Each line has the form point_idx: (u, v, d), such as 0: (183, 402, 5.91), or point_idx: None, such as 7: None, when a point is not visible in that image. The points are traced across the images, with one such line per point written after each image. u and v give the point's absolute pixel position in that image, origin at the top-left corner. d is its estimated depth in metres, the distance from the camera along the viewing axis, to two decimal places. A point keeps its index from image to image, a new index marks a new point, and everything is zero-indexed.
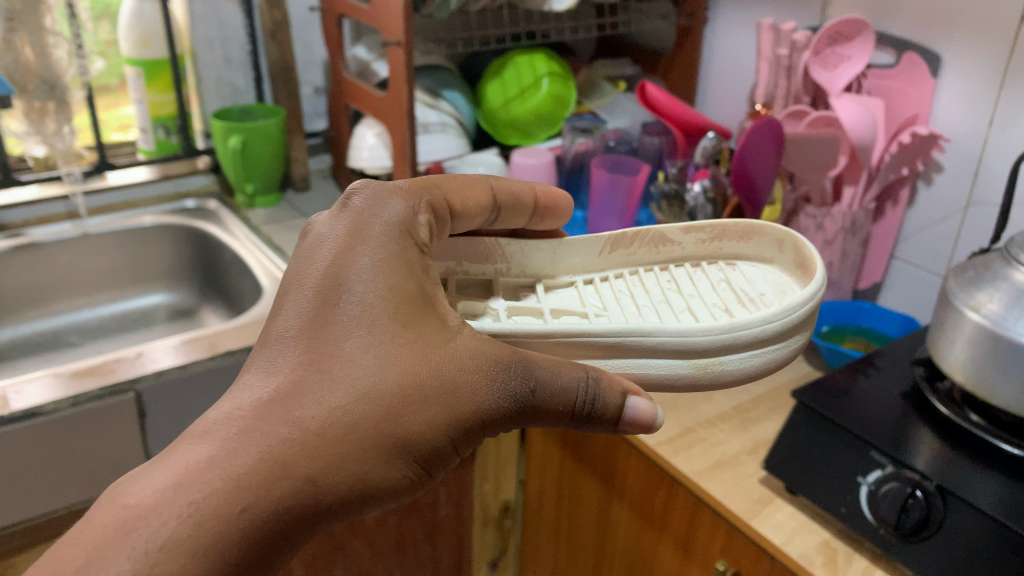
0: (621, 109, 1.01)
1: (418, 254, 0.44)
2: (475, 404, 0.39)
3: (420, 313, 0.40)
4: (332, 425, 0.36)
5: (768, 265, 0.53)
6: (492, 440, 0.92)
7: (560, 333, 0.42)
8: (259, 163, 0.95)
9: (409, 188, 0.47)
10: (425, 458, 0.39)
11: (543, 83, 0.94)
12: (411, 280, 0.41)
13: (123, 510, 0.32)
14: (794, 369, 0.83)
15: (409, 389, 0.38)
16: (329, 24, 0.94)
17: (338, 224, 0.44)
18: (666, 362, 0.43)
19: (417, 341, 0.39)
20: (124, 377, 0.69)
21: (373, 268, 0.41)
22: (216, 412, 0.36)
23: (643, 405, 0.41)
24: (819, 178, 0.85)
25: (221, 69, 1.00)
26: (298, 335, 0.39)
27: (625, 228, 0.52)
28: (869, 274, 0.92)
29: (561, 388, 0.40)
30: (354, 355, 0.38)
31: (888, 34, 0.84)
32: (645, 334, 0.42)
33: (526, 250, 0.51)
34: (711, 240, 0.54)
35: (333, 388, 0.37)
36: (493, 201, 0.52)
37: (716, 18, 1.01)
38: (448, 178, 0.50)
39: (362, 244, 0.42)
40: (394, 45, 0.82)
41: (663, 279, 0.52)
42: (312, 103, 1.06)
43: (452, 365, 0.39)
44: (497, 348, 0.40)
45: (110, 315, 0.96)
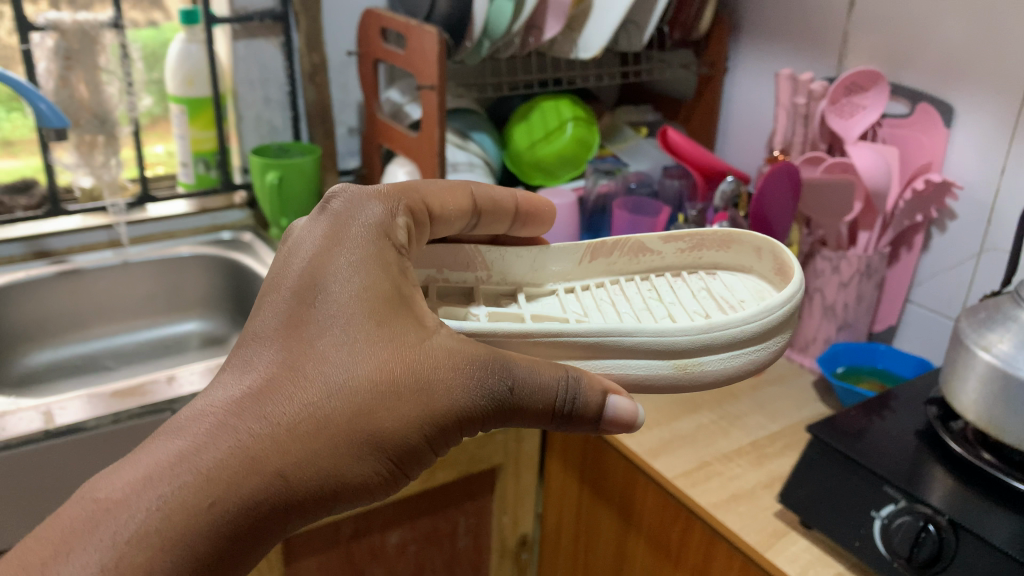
0: (643, 154, 1.05)
1: (396, 255, 0.46)
2: (452, 400, 0.42)
3: (397, 311, 0.43)
4: (301, 422, 0.40)
5: (747, 273, 0.56)
6: (512, 474, 0.93)
7: (539, 333, 0.45)
8: (295, 199, 0.99)
9: (389, 192, 0.49)
10: (399, 454, 0.42)
11: (567, 127, 0.98)
12: (387, 280, 0.44)
13: (93, 504, 0.37)
14: (810, 407, 0.84)
15: (383, 386, 0.41)
16: (365, 68, 0.99)
17: (317, 227, 0.46)
18: (647, 364, 0.46)
19: (394, 341, 0.42)
20: (162, 397, 0.72)
21: (355, 269, 0.44)
22: (191, 409, 0.40)
23: (624, 405, 0.43)
24: (835, 223, 0.87)
25: (260, 109, 1.04)
26: (273, 334, 0.42)
27: (606, 238, 0.56)
28: (884, 317, 0.94)
29: (539, 387, 0.42)
30: (329, 353, 0.41)
31: (903, 86, 0.87)
32: (626, 334, 0.45)
33: (506, 257, 0.55)
34: (691, 249, 0.57)
35: (306, 387, 0.40)
36: (473, 206, 0.55)
37: (736, 68, 1.05)
38: (428, 182, 0.53)
39: (342, 248, 0.45)
40: (427, 88, 0.86)
41: (645, 288, 0.56)
42: (345, 143, 1.10)
43: (427, 363, 0.42)
44: (473, 348, 0.42)
45: (145, 341, 1.00)
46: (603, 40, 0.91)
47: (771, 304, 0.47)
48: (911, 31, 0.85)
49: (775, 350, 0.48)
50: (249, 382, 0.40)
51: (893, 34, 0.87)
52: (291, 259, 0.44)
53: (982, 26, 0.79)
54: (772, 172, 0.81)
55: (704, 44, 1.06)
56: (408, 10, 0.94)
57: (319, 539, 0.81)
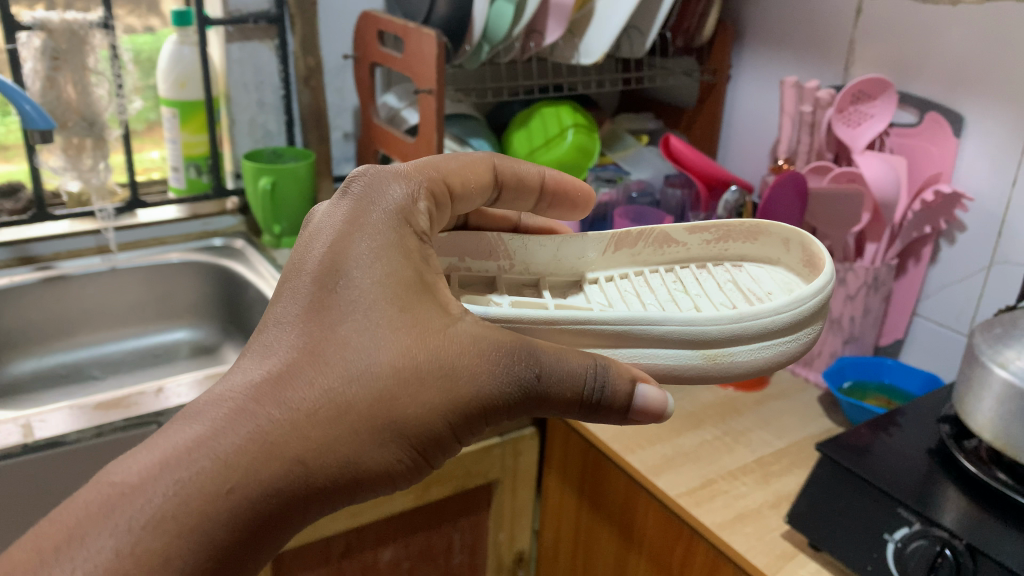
0: (644, 162, 1.03)
1: (417, 242, 0.47)
2: (476, 386, 0.42)
3: (420, 298, 0.43)
4: (321, 408, 0.39)
5: (774, 264, 0.60)
6: (507, 489, 0.91)
7: (564, 320, 0.46)
8: (290, 207, 0.97)
9: (409, 173, 0.50)
10: (422, 442, 0.42)
11: (568, 134, 0.96)
12: (408, 268, 0.44)
13: (108, 487, 0.37)
14: (816, 424, 0.82)
15: (406, 372, 0.41)
16: (362, 72, 0.97)
17: (338, 214, 0.47)
18: (676, 353, 0.47)
19: (418, 327, 0.42)
20: (148, 410, 0.69)
21: (378, 255, 0.44)
22: (210, 394, 0.40)
23: (652, 393, 0.44)
24: (842, 234, 0.83)
25: (255, 113, 1.01)
26: (294, 320, 0.42)
27: (630, 229, 0.60)
28: (891, 330, 0.92)
29: (567, 374, 0.43)
30: (352, 339, 0.41)
31: (911, 94, 0.85)
32: (654, 323, 0.46)
33: (529, 246, 0.59)
34: (717, 240, 0.61)
35: (328, 370, 0.40)
36: (495, 179, 0.58)
37: (739, 75, 1.03)
38: (450, 158, 0.54)
39: (364, 235, 0.45)
40: (426, 93, 0.84)
41: (670, 280, 0.59)
42: (340, 149, 1.08)
43: (450, 350, 0.42)
44: (497, 335, 0.42)
45: (133, 349, 0.97)
46: (605, 45, 0.89)
47: (803, 294, 0.48)
48: (921, 39, 0.83)
49: (808, 338, 0.49)
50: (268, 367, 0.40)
51: (901, 42, 0.85)
52: (314, 244, 0.45)
53: (992, 34, 0.77)
54: (779, 180, 0.78)
55: (707, 51, 1.04)
56: (406, 13, 0.92)
57: (309, 556, 0.79)
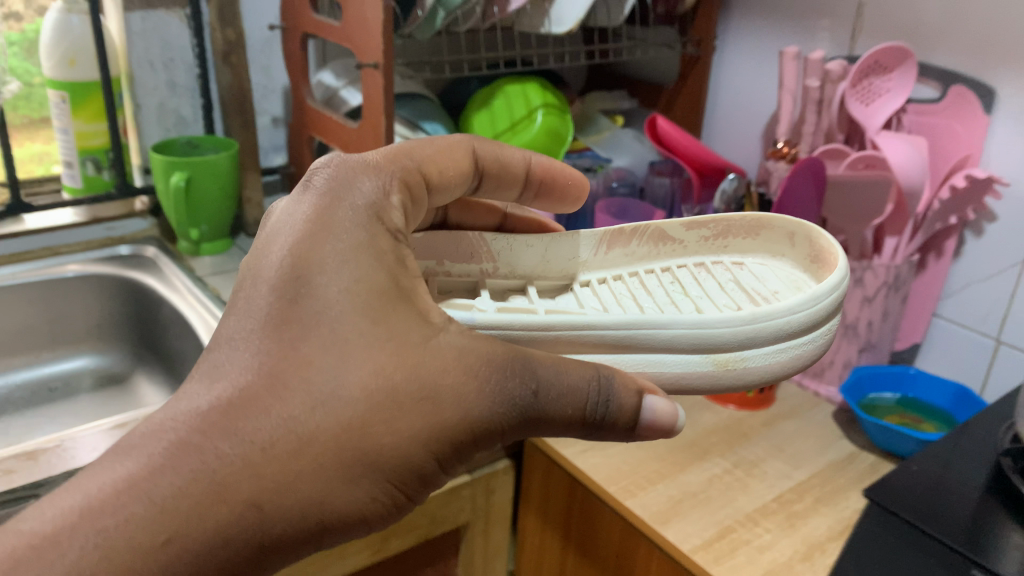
0: (622, 147, 0.90)
1: (389, 241, 0.42)
2: (461, 409, 0.38)
3: (396, 307, 0.38)
4: (279, 440, 0.35)
5: (779, 260, 0.55)
6: (480, 532, 0.78)
7: (563, 326, 0.43)
8: (207, 205, 0.83)
9: (379, 165, 0.46)
10: (402, 479, 0.37)
11: (537, 116, 0.84)
12: (380, 272, 0.39)
13: (17, 536, 0.32)
14: (836, 448, 0.71)
15: (381, 396, 0.36)
16: (293, 46, 0.82)
17: (299, 210, 0.42)
18: (683, 358, 0.44)
19: (392, 342, 0.37)
20: (25, 481, 0.55)
21: (347, 258, 0.39)
22: (148, 421, 0.35)
23: (662, 405, 0.41)
24: (859, 229, 0.73)
25: (164, 96, 0.86)
26: (248, 335, 0.37)
27: (623, 226, 0.55)
28: (906, 334, 0.81)
29: (569, 388, 0.39)
30: (317, 357, 0.36)
31: (932, 65, 0.74)
32: (660, 326, 0.43)
33: (514, 247, 0.54)
34: (716, 236, 0.56)
35: (288, 398, 0.35)
36: (474, 166, 0.55)
37: (726, 47, 0.91)
38: (426, 143, 0.51)
39: (326, 236, 0.40)
40: (371, 68, 0.69)
41: (667, 282, 0.54)
42: (269, 137, 0.93)
43: (433, 367, 0.37)
44: (487, 346, 0.39)
45: (22, 384, 0.80)
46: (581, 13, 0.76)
47: (816, 293, 0.45)
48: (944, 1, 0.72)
49: (825, 339, 0.45)
50: (216, 395, 0.35)
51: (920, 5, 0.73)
52: (269, 246, 0.40)
53: None
54: (793, 170, 0.65)
55: (690, 19, 0.91)
56: None
57: None
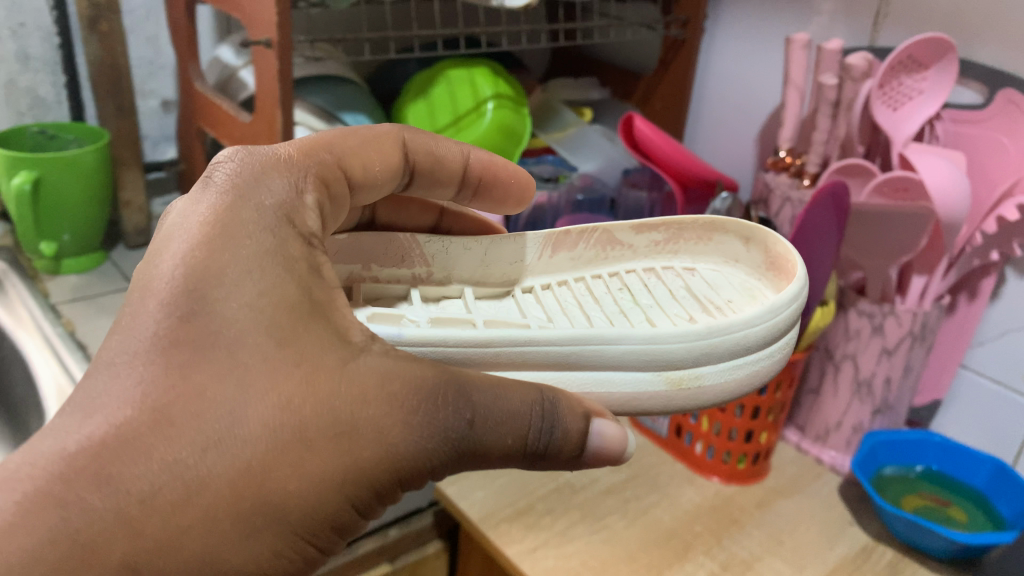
0: (590, 148, 0.75)
1: (305, 248, 0.37)
2: (383, 444, 0.34)
3: (309, 327, 0.34)
4: (164, 489, 0.30)
5: (733, 266, 0.51)
6: None
7: (501, 342, 0.38)
8: (67, 211, 0.65)
9: (293, 159, 0.41)
10: (314, 532, 0.33)
11: (487, 109, 0.68)
12: (293, 284, 0.35)
13: None
14: (846, 538, 0.57)
15: (288, 433, 0.32)
16: (178, 13, 0.65)
17: (196, 212, 0.36)
18: (635, 377, 0.40)
19: (304, 367, 0.33)
20: None
21: (253, 276, 0.34)
22: (3, 467, 0.30)
23: (610, 430, 0.37)
24: (883, 265, 0.59)
25: (15, 71, 0.68)
26: (132, 361, 0.32)
27: (569, 228, 0.50)
28: (926, 387, 0.67)
29: (505, 415, 0.35)
30: (212, 387, 0.32)
31: (975, 62, 0.58)
32: (607, 342, 0.39)
33: (450, 250, 0.49)
34: (666, 242, 0.52)
35: (175, 435, 0.31)
36: (407, 161, 0.48)
37: (716, 30, 0.76)
38: (350, 135, 0.45)
39: (230, 248, 0.35)
40: (262, 47, 0.53)
41: (615, 288, 0.49)
42: (158, 124, 0.76)
43: (348, 399, 0.33)
44: (411, 371, 0.34)
45: None
46: None
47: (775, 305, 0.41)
48: None
49: (783, 351, 0.42)
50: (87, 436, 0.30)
51: None
52: (160, 255, 0.34)
53: None
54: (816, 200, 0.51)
55: None
56: None
57: None
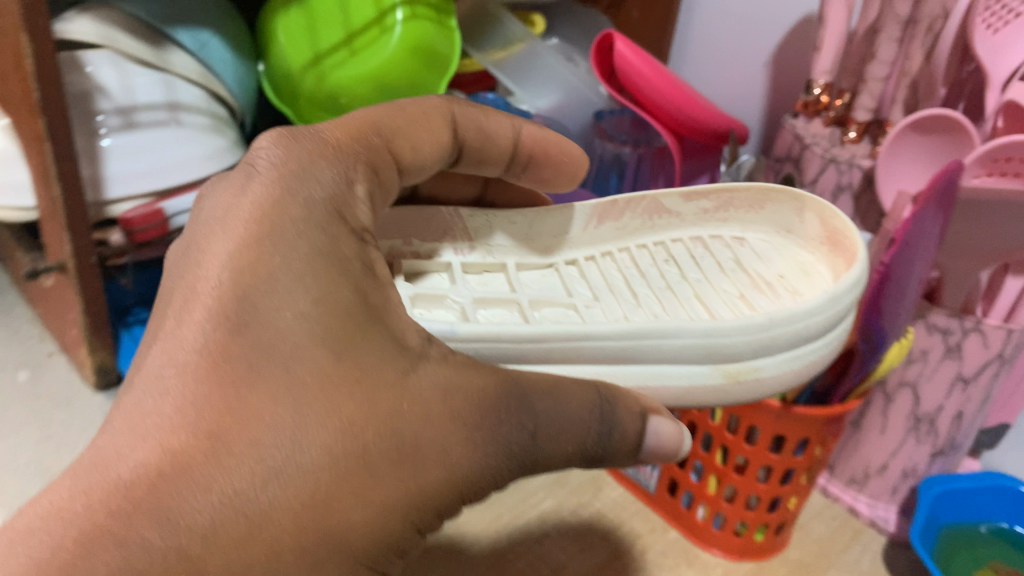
0: (547, 76, 0.54)
1: (357, 245, 0.27)
2: (447, 467, 0.24)
3: (366, 334, 0.24)
4: (224, 527, 0.21)
5: (787, 240, 0.34)
6: None
7: (557, 339, 0.26)
8: None
9: (338, 143, 0.29)
10: (381, 567, 0.24)
11: (395, 20, 0.48)
12: (347, 287, 0.25)
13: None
14: None
15: (351, 463, 0.23)
16: None
17: (239, 204, 0.27)
18: (687, 369, 0.27)
19: (365, 385, 0.23)
20: None
21: (298, 268, 0.25)
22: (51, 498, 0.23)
23: (668, 429, 0.27)
24: (973, 265, 0.40)
25: None
26: (181, 374, 0.23)
27: (618, 196, 0.34)
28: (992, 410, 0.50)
29: (568, 425, 0.25)
30: (269, 408, 0.22)
31: None
32: (659, 338, 0.26)
33: (495, 227, 0.34)
34: (715, 211, 0.35)
35: (234, 467, 0.22)
36: (454, 141, 0.34)
37: None
38: (394, 111, 0.32)
39: (277, 244, 0.25)
40: None
41: (659, 260, 0.34)
42: None
43: (416, 411, 0.24)
44: (475, 380, 0.25)
45: None
46: None
47: (838, 289, 0.28)
48: None
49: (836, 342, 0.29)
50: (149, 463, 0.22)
51: None
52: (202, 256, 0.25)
53: None
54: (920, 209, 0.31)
55: None
56: None
57: None
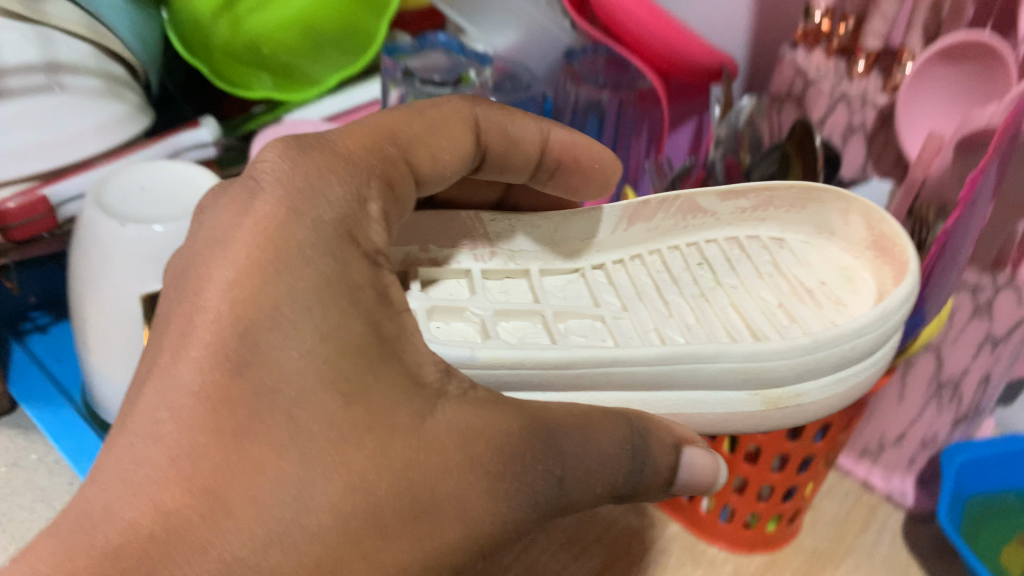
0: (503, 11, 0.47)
1: (369, 273, 0.23)
2: (468, 523, 0.20)
3: (379, 375, 0.21)
4: None
5: (828, 243, 0.32)
6: None
7: (586, 363, 0.23)
8: None
9: (348, 155, 0.25)
10: None
11: None
12: (359, 325, 0.21)
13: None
14: None
15: (361, 523, 0.19)
16: None
17: (234, 224, 0.23)
18: (724, 395, 0.24)
19: (375, 432, 0.20)
20: None
21: (306, 298, 0.21)
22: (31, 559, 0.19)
23: (701, 459, 0.24)
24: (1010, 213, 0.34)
25: None
26: (177, 421, 0.20)
27: (651, 195, 0.30)
28: None
29: (596, 464, 0.22)
30: (272, 462, 0.19)
31: None
32: (698, 362, 0.23)
33: (517, 231, 0.30)
34: (751, 210, 0.32)
35: (233, 530, 0.19)
36: (478, 147, 0.30)
37: None
38: (413, 115, 0.27)
39: (274, 276, 0.21)
40: None
41: (692, 263, 0.30)
42: None
43: (435, 460, 0.20)
44: (496, 420, 0.21)
45: None
46: None
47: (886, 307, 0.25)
48: None
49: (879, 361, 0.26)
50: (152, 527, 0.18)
51: None
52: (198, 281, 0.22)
53: None
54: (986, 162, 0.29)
55: None
56: None
57: None
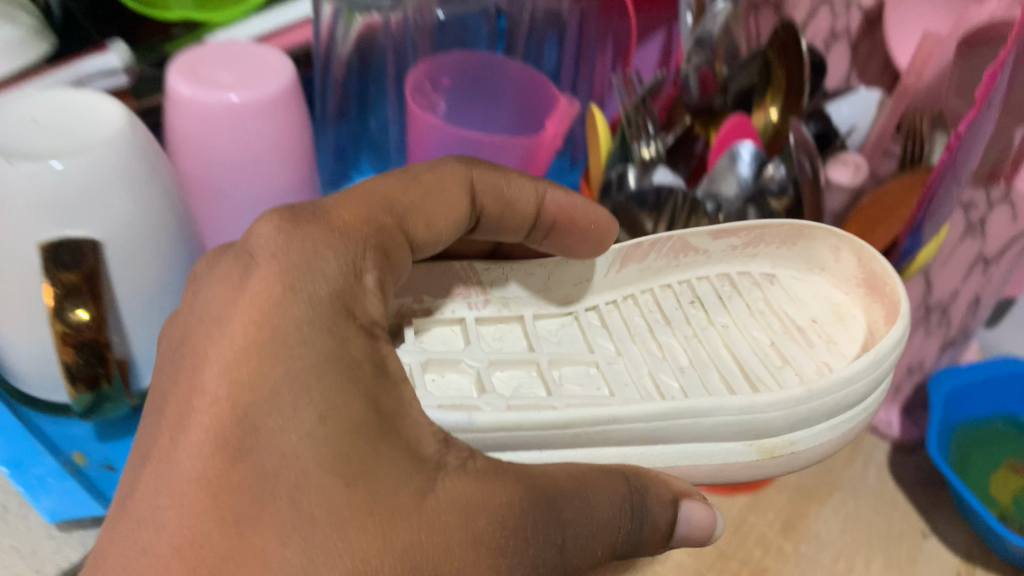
0: None
1: (366, 347, 0.20)
2: None
3: (382, 449, 0.18)
4: None
5: (819, 278, 0.29)
6: None
7: (583, 423, 0.21)
8: None
9: (345, 219, 0.22)
10: None
11: None
12: (357, 396, 0.19)
13: None
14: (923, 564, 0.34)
15: None
16: None
17: (233, 294, 0.20)
18: (721, 446, 0.22)
19: (378, 514, 0.18)
20: None
21: (301, 379, 0.18)
22: None
23: (699, 512, 0.23)
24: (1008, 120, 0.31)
25: None
26: (174, 511, 0.17)
27: (642, 238, 0.27)
28: None
29: (598, 526, 0.20)
30: (275, 553, 0.17)
31: None
32: (695, 418, 0.21)
33: (510, 281, 0.27)
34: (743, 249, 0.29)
35: None
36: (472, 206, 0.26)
37: None
38: (408, 179, 0.24)
39: (268, 356, 0.19)
40: None
41: (685, 303, 0.28)
42: None
43: (437, 542, 0.18)
44: (498, 493, 0.19)
45: None
46: None
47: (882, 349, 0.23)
48: None
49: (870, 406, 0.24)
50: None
51: None
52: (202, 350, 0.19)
53: None
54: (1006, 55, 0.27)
55: None
56: None
57: None
